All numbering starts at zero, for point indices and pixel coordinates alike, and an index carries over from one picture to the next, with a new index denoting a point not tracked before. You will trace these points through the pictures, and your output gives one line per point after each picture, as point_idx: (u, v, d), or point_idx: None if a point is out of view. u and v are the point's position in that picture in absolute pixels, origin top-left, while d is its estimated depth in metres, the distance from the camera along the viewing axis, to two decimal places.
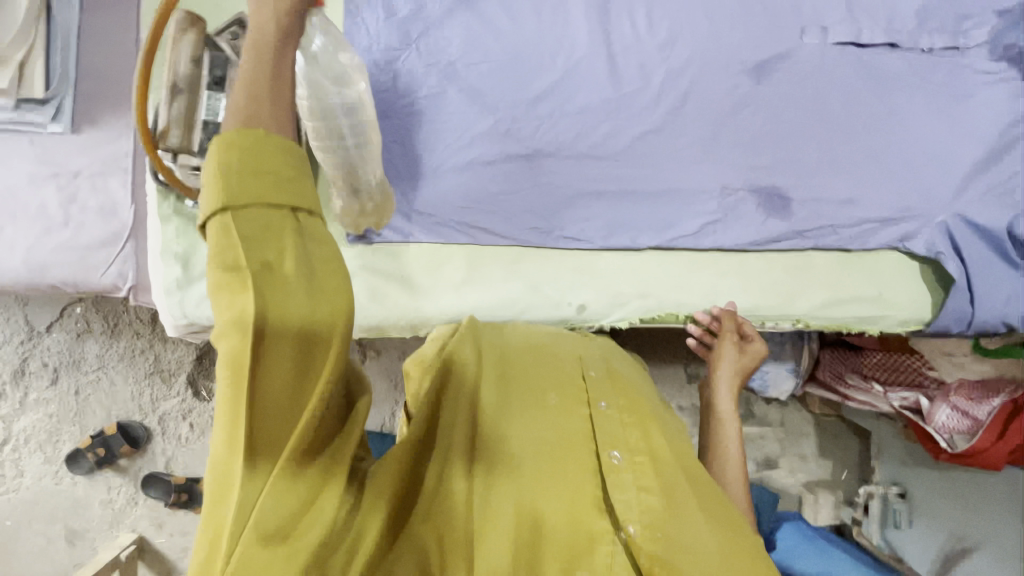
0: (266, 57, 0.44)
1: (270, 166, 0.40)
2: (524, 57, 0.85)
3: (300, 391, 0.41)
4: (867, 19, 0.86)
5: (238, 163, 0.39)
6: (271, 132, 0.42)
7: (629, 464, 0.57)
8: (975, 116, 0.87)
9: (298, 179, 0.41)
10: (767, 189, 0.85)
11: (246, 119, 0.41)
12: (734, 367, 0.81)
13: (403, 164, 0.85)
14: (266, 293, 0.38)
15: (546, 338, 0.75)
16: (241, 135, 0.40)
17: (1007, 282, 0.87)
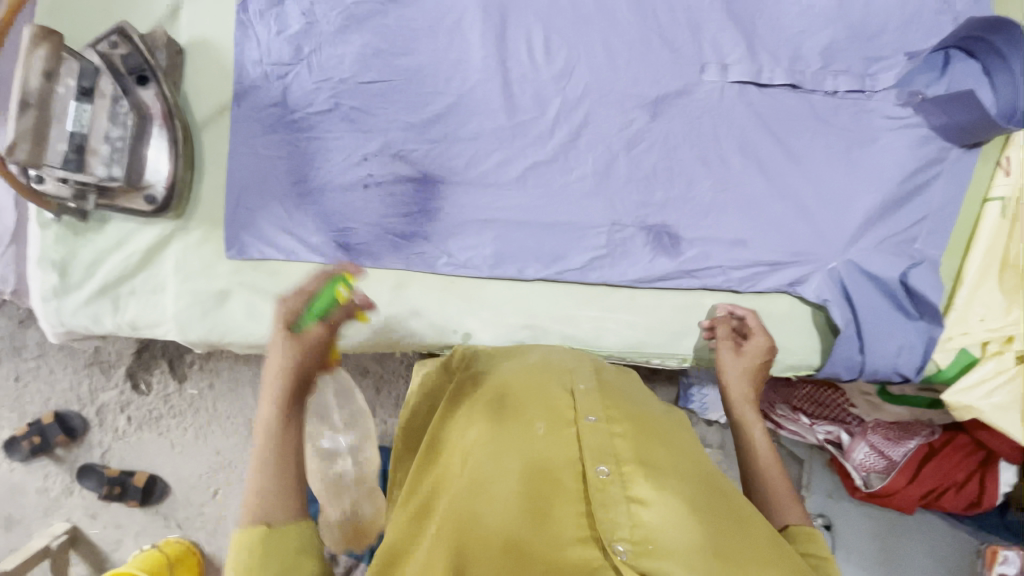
0: (269, 444, 0.54)
1: (279, 561, 0.49)
2: (418, 78, 0.83)
3: None
4: (769, 59, 0.84)
5: (251, 559, 0.48)
6: (274, 518, 0.51)
7: (617, 475, 0.54)
8: (875, 163, 0.85)
9: (306, 555, 0.51)
10: (656, 228, 0.85)
11: (253, 514, 0.51)
12: (744, 371, 0.77)
13: (288, 182, 0.83)
14: None
15: (533, 360, 0.73)
16: (253, 534, 0.49)
17: (900, 332, 0.86)
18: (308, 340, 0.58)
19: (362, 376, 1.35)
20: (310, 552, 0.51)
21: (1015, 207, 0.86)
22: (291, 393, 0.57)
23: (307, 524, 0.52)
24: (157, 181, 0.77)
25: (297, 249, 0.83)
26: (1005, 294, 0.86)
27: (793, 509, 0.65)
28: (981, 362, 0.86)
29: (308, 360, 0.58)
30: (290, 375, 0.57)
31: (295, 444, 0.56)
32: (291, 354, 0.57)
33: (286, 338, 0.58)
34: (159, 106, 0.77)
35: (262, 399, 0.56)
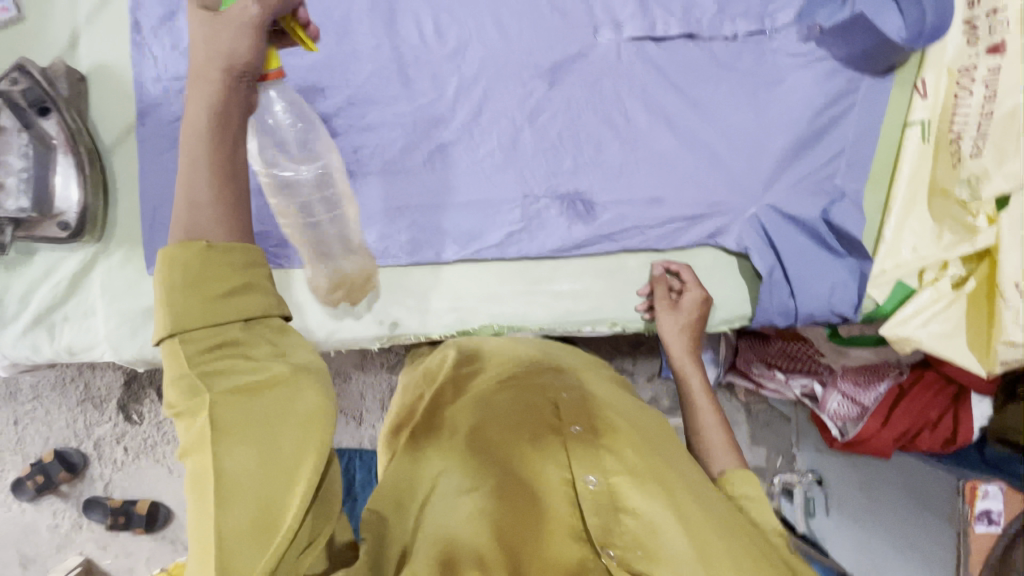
0: (198, 146, 0.45)
1: (218, 284, 0.41)
2: (314, 74, 0.83)
3: (286, 404, 0.41)
4: (662, 11, 0.83)
5: (179, 281, 0.41)
6: (213, 239, 0.43)
7: (605, 486, 0.55)
8: (783, 102, 0.83)
9: (253, 287, 0.43)
10: (568, 195, 0.85)
11: (187, 231, 0.43)
12: (681, 327, 0.82)
13: None
14: (226, 370, 0.41)
15: (516, 368, 0.70)
16: (187, 246, 0.41)
17: (830, 271, 0.84)
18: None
19: (345, 383, 1.35)
20: (257, 280, 0.44)
21: (936, 131, 0.83)
22: (224, 96, 0.46)
23: (257, 250, 0.45)
24: (67, 208, 0.80)
25: None
26: (937, 219, 0.83)
27: (726, 455, 0.70)
28: (917, 292, 0.83)
29: (236, 36, 0.46)
30: (221, 67, 0.45)
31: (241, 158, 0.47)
32: (215, 32, 0.45)
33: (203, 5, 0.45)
34: (63, 136, 0.79)
35: (188, 93, 0.45)
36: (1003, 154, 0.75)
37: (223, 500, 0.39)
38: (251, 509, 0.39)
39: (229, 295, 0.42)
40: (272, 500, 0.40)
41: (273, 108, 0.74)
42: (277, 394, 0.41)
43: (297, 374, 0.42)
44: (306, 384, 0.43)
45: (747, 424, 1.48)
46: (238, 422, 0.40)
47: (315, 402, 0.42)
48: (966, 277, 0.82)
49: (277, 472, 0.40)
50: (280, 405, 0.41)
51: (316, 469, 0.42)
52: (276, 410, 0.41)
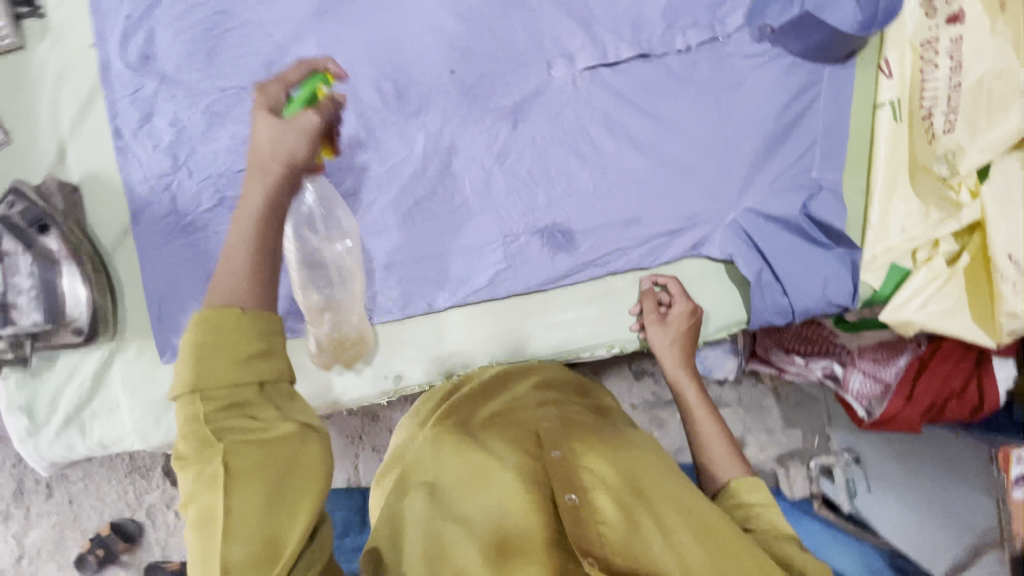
0: (245, 230, 0.48)
1: (239, 347, 0.44)
2: None
3: (292, 456, 0.44)
4: (611, 37, 0.84)
5: (201, 342, 0.43)
6: (246, 306, 0.46)
7: (586, 501, 0.57)
8: (746, 105, 0.83)
9: (272, 350, 0.46)
10: (547, 228, 0.86)
11: (225, 300, 0.46)
12: (672, 341, 0.83)
13: (197, 279, 0.88)
14: (235, 425, 0.43)
15: (503, 406, 0.76)
16: (213, 313, 0.44)
17: (822, 264, 0.83)
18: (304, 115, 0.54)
19: (374, 422, 1.33)
20: (276, 345, 0.46)
21: (907, 108, 0.81)
22: (279, 185, 0.51)
23: (275, 318, 0.47)
24: (80, 314, 0.85)
25: None
26: (924, 199, 0.81)
27: (732, 467, 0.70)
28: (913, 273, 0.82)
29: (301, 144, 0.53)
30: (282, 164, 0.51)
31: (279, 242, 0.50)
32: (287, 136, 0.52)
33: (277, 119, 0.53)
34: (64, 249, 0.84)
35: (247, 183, 0.50)
36: (975, 127, 0.76)
37: (230, 538, 0.41)
38: (251, 548, 0.42)
39: (249, 357, 0.44)
40: (270, 545, 0.42)
41: (304, 201, 0.74)
42: (287, 445, 0.43)
43: (304, 432, 0.45)
44: (311, 438, 0.45)
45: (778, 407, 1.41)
46: (249, 469, 0.42)
47: (315, 457, 0.45)
48: (959, 252, 0.81)
49: (280, 514, 0.43)
50: (288, 456, 0.43)
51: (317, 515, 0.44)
52: (286, 460, 0.43)
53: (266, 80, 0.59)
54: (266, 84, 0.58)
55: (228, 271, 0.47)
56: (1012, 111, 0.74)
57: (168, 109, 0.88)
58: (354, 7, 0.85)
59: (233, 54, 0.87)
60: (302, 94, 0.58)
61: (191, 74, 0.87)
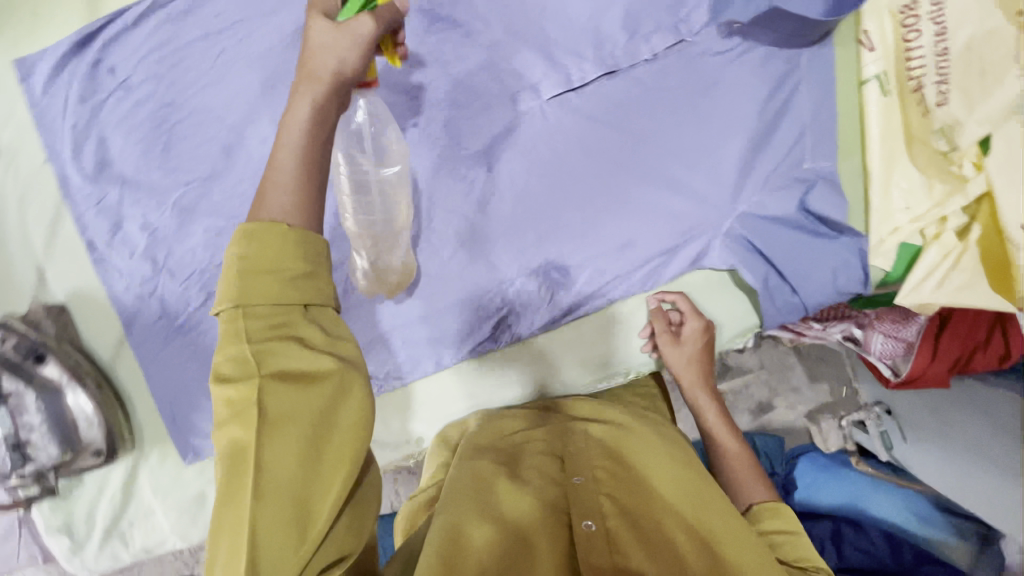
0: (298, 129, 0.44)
1: (281, 267, 0.41)
2: None
3: (341, 397, 0.42)
4: (573, 59, 0.79)
5: (245, 258, 0.41)
6: (294, 221, 0.43)
7: (603, 529, 0.56)
8: (725, 106, 0.79)
9: (315, 272, 0.43)
10: (542, 267, 0.84)
11: (274, 211, 0.43)
12: (689, 358, 0.83)
13: (202, 379, 0.87)
14: (277, 355, 0.40)
15: (529, 433, 0.76)
16: (259, 230, 0.41)
17: (829, 256, 0.80)
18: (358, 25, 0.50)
19: None
20: (320, 270, 0.43)
21: (895, 80, 0.76)
22: (329, 97, 0.47)
23: (321, 241, 0.44)
24: (96, 435, 0.84)
25: None
26: (924, 169, 0.77)
27: (759, 488, 0.70)
28: (924, 250, 0.78)
29: (353, 52, 0.49)
30: (331, 73, 0.47)
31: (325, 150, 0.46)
32: (338, 42, 0.48)
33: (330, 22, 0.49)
34: (66, 374, 0.83)
35: (296, 91, 0.46)
36: (970, 99, 0.73)
37: (259, 495, 0.39)
38: (286, 482, 0.39)
39: (292, 278, 0.41)
40: (303, 490, 0.40)
41: (354, 119, 0.71)
42: (327, 391, 0.41)
43: (345, 375, 0.42)
44: (354, 381, 0.42)
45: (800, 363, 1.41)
46: (283, 411, 0.40)
47: (360, 401, 0.43)
48: (969, 224, 0.77)
49: (323, 451, 0.41)
50: (327, 404, 0.41)
51: (349, 476, 0.42)
52: (326, 404, 0.41)
53: None
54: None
55: (277, 184, 0.43)
56: (1008, 76, 0.71)
57: (137, 213, 0.85)
58: None
59: (189, 145, 0.84)
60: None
61: (151, 173, 0.84)
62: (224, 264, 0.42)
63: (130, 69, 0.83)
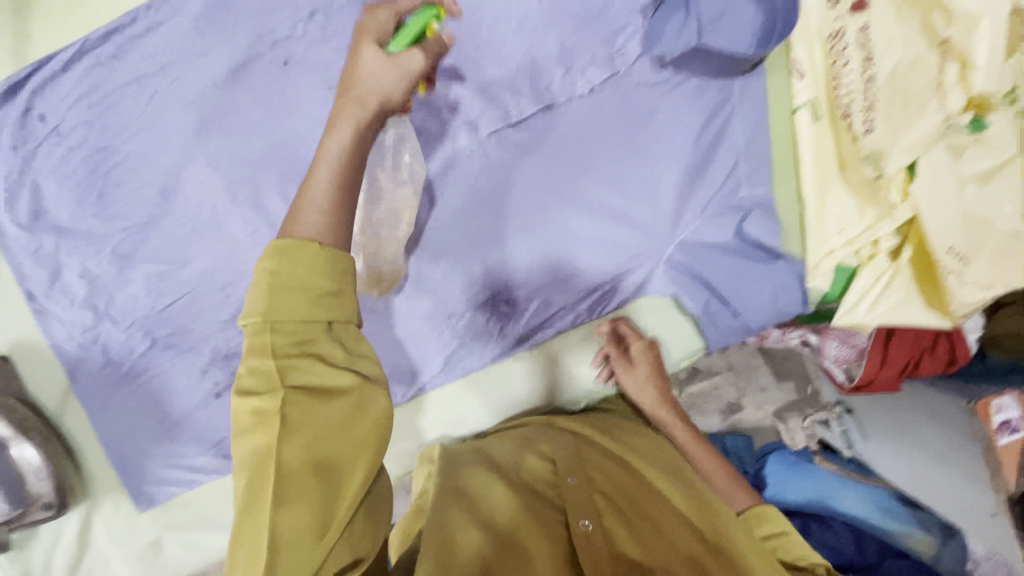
0: (338, 152, 0.51)
1: (310, 285, 0.46)
2: (209, 278, 0.83)
3: (358, 408, 0.47)
4: (509, 95, 0.79)
5: (277, 273, 0.45)
6: (325, 241, 0.48)
7: (598, 526, 0.58)
8: (660, 137, 0.81)
9: (340, 295, 0.47)
10: (489, 300, 0.84)
11: (314, 228, 0.48)
12: (644, 380, 0.85)
13: (152, 426, 0.86)
14: (304, 368, 0.45)
15: (513, 441, 0.78)
16: (293, 245, 0.47)
17: (769, 280, 0.82)
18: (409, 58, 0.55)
19: None
20: (343, 288, 0.48)
21: (825, 106, 0.78)
22: (369, 122, 0.53)
23: (349, 259, 0.49)
24: (46, 488, 0.83)
25: (191, 476, 0.88)
26: (857, 194, 0.77)
27: (741, 495, 0.75)
28: (858, 273, 0.81)
29: (396, 82, 0.54)
30: (377, 103, 0.53)
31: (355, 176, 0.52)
32: (385, 74, 0.54)
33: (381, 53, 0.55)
34: (11, 429, 0.80)
35: (341, 113, 0.52)
36: (895, 127, 0.73)
37: (280, 501, 0.43)
38: (308, 482, 0.44)
39: (320, 296, 0.46)
40: (325, 491, 0.45)
41: (383, 133, 0.73)
42: (345, 404, 0.46)
43: (365, 389, 0.47)
44: (371, 394, 0.48)
45: (766, 363, 1.43)
46: (304, 420, 0.44)
47: (379, 407, 0.48)
48: (901, 245, 0.79)
49: (345, 452, 0.46)
50: (346, 414, 0.46)
51: (365, 476, 0.47)
52: (344, 415, 0.46)
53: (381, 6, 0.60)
54: (380, 9, 0.59)
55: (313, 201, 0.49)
56: (928, 107, 0.72)
57: (75, 261, 0.82)
58: (237, 115, 0.79)
59: (123, 191, 0.81)
60: (410, 30, 0.58)
61: (87, 221, 0.81)
62: (256, 277, 0.46)
63: (58, 115, 0.77)
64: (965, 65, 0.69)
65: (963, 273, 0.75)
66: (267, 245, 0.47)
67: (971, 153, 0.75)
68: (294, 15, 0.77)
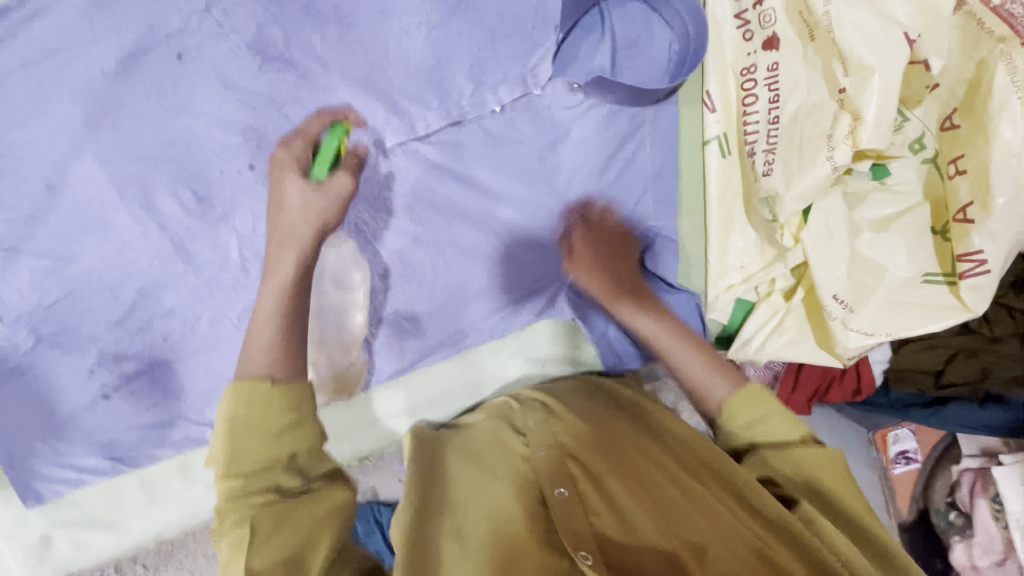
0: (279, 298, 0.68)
1: (268, 425, 0.61)
2: (98, 277, 0.76)
3: (320, 510, 0.60)
4: (416, 107, 0.76)
5: (235, 417, 0.60)
6: (276, 376, 0.63)
7: (574, 493, 0.61)
8: (568, 162, 0.80)
9: (299, 428, 0.63)
10: (391, 317, 0.82)
11: (258, 370, 0.63)
12: (600, 264, 0.81)
13: (37, 427, 0.80)
14: (278, 489, 0.60)
15: (485, 428, 0.78)
16: (245, 384, 0.62)
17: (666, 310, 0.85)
18: (336, 181, 0.70)
19: None
20: (302, 416, 0.63)
21: (733, 142, 0.81)
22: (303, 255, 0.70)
23: (305, 385, 0.65)
24: None
25: (77, 476, 0.85)
26: (757, 230, 0.83)
27: (719, 383, 0.70)
28: (756, 307, 0.85)
29: (332, 205, 0.70)
30: (311, 231, 0.70)
31: (291, 309, 0.69)
32: (316, 205, 0.69)
33: (312, 186, 0.69)
34: None
35: (282, 252, 0.70)
36: (789, 172, 0.77)
37: None
38: None
39: (274, 435, 0.61)
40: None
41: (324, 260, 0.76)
42: (311, 507, 0.59)
43: (328, 492, 0.62)
44: (337, 495, 0.62)
45: None
46: (270, 533, 0.56)
47: (341, 499, 0.62)
48: (795, 286, 0.84)
49: (310, 550, 0.57)
50: (310, 517, 0.58)
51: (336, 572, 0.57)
52: (312, 517, 0.59)
53: (296, 135, 0.74)
54: (296, 141, 0.73)
55: (260, 348, 0.65)
56: (819, 156, 0.75)
57: None
58: (128, 108, 0.72)
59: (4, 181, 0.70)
60: (326, 150, 0.70)
61: None
62: (217, 424, 0.61)
63: None
64: (857, 120, 0.72)
65: (848, 320, 0.78)
66: (228, 390, 0.63)
67: (877, 198, 0.80)
68: (188, 8, 0.71)
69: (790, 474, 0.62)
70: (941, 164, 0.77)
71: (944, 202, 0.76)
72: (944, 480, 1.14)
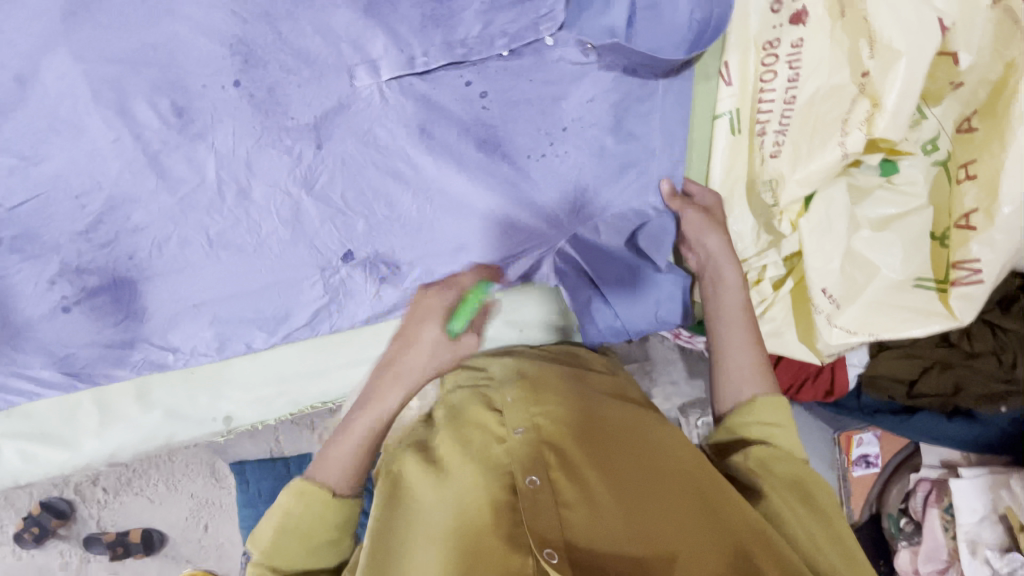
0: (384, 417, 0.73)
1: (313, 535, 0.67)
2: (63, 182, 0.70)
3: None
4: (416, 36, 0.70)
5: (288, 518, 0.67)
6: (335, 487, 0.70)
7: (545, 482, 0.57)
8: (572, 120, 0.76)
9: (336, 541, 0.69)
10: (369, 258, 0.83)
11: (322, 476, 0.70)
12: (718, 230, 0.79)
13: None
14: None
15: (461, 397, 0.75)
16: (309, 488, 0.68)
17: (651, 288, 0.85)
18: (466, 342, 0.76)
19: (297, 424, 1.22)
20: (339, 535, 0.69)
21: (743, 119, 0.77)
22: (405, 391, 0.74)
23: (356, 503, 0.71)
24: None
25: (34, 388, 0.82)
26: (756, 215, 0.81)
27: (758, 382, 0.74)
28: None
29: (449, 357, 0.75)
30: (420, 375, 0.74)
31: (379, 432, 0.73)
32: (438, 355, 0.74)
33: (443, 338, 0.74)
34: None
35: (392, 388, 0.73)
36: (796, 156, 0.76)
37: None
38: None
39: (315, 544, 0.67)
40: None
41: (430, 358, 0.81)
42: None
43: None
44: None
45: (682, 359, 1.31)
46: None
47: None
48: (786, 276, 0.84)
49: None
50: None
51: None
52: None
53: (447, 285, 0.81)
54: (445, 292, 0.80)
55: (337, 464, 0.71)
56: (829, 142, 0.74)
57: None
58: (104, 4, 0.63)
59: None
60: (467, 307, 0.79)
61: None
62: (275, 511, 0.68)
63: None
64: (875, 105, 0.70)
65: (832, 316, 0.80)
66: (296, 481, 0.69)
67: (880, 195, 0.80)
68: None
69: (787, 482, 0.64)
70: (951, 167, 0.76)
71: (948, 209, 0.77)
72: (901, 486, 1.17)
